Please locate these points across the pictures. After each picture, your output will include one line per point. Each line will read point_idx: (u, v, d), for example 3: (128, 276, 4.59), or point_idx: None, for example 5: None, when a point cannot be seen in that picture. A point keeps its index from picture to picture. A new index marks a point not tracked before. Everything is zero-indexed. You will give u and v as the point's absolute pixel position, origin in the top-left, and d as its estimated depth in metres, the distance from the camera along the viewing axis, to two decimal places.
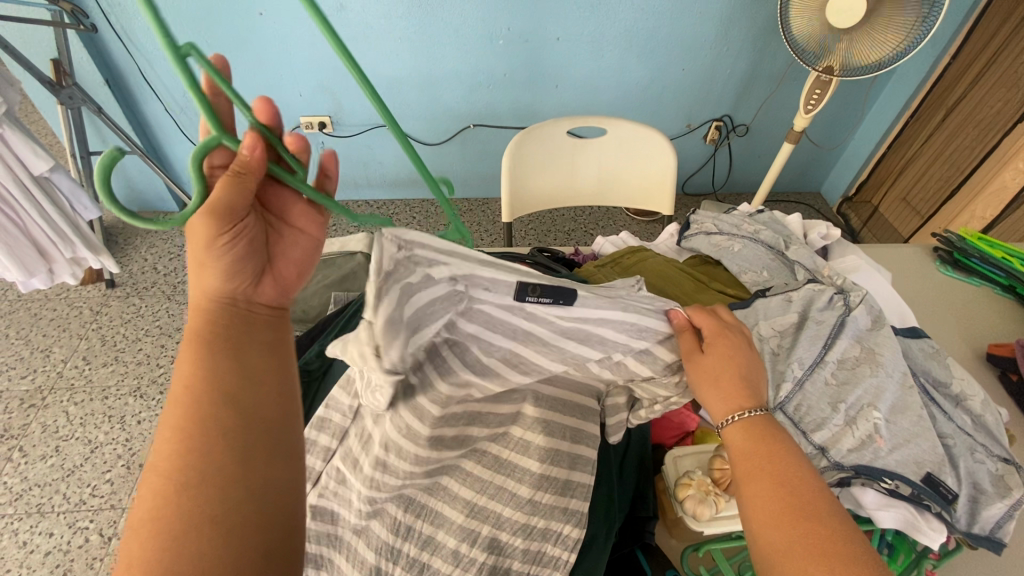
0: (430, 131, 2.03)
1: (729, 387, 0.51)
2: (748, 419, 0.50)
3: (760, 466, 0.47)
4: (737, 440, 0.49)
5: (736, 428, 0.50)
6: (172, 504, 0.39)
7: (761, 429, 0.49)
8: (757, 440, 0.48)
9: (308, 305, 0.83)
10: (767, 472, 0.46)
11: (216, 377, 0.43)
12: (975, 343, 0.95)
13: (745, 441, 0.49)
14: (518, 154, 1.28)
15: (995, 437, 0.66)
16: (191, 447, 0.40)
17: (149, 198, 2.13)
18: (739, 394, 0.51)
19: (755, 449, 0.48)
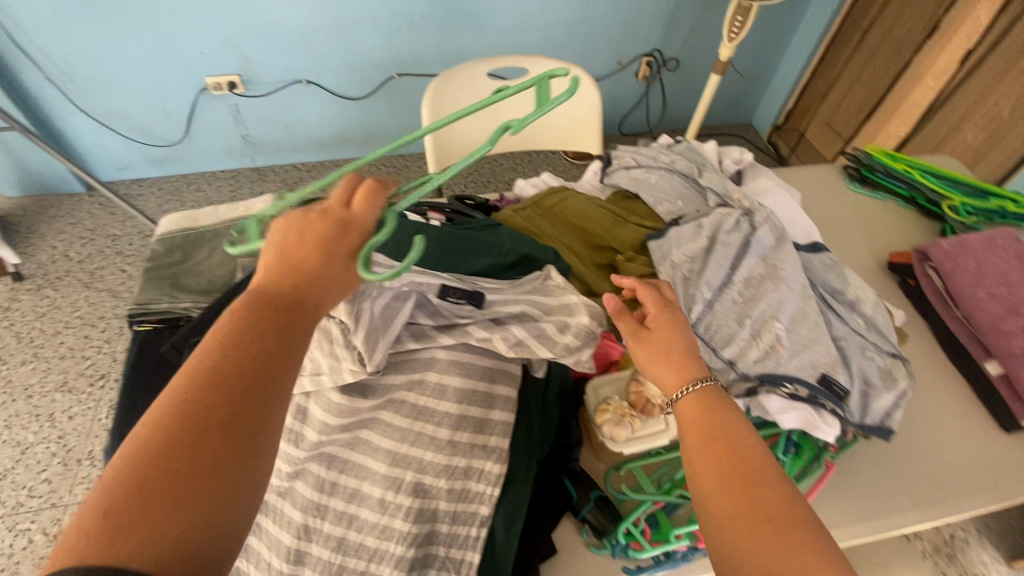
0: (352, 84, 1.92)
1: (678, 362, 0.56)
2: (695, 393, 0.53)
3: (711, 440, 0.49)
4: (690, 415, 0.52)
5: (688, 403, 0.53)
6: (149, 474, 0.32)
7: (709, 401, 0.52)
8: (710, 414, 0.51)
9: (214, 275, 0.78)
10: (719, 446, 0.49)
11: (269, 360, 0.39)
12: (877, 253, 1.01)
13: (696, 416, 0.52)
14: (439, 100, 1.22)
15: (884, 335, 0.71)
16: (204, 419, 0.35)
17: (48, 180, 1.95)
18: (686, 368, 0.55)
19: (704, 423, 0.51)
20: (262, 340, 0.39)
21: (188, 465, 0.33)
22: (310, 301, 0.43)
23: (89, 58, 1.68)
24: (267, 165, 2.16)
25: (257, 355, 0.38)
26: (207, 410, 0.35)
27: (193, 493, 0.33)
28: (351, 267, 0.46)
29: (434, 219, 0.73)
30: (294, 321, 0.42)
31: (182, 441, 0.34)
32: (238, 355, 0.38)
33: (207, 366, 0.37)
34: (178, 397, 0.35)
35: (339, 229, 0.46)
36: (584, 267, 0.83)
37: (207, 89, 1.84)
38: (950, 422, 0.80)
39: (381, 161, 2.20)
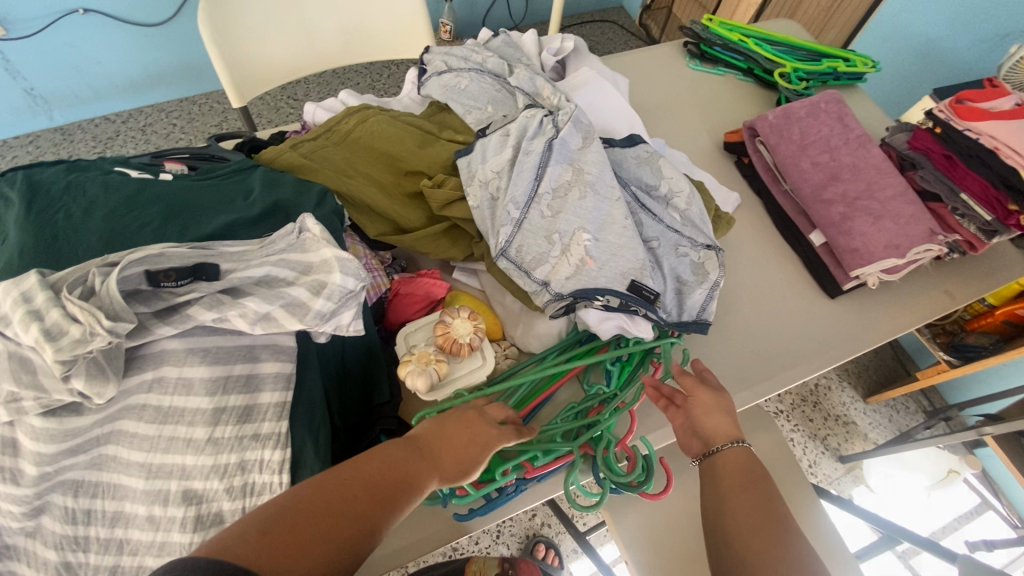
0: (144, 6, 1.57)
1: (724, 427, 0.59)
2: (739, 447, 0.57)
3: (744, 498, 0.53)
4: (732, 461, 0.56)
5: (732, 453, 0.56)
6: (292, 524, 0.38)
7: (748, 458, 0.56)
8: (747, 470, 0.55)
9: None
10: (751, 500, 0.52)
11: (400, 485, 0.46)
12: (715, 135, 0.97)
13: (734, 467, 0.55)
14: (217, 19, 0.99)
15: (699, 227, 0.68)
16: (338, 506, 0.41)
17: None
18: (733, 422, 0.59)
19: (742, 476, 0.54)
20: (403, 469, 0.47)
21: (310, 545, 0.38)
22: (434, 464, 0.50)
23: None
24: (71, 122, 1.80)
25: (396, 472, 0.47)
26: (340, 498, 0.42)
27: (314, 544, 0.38)
28: (476, 446, 0.53)
29: (168, 172, 0.59)
30: (423, 472, 0.49)
31: (319, 516, 0.40)
32: (383, 468, 0.46)
33: (374, 461, 0.46)
34: (335, 470, 0.44)
35: (492, 431, 0.55)
36: (389, 200, 0.72)
37: None
38: (783, 297, 0.81)
39: (213, 99, 1.90)
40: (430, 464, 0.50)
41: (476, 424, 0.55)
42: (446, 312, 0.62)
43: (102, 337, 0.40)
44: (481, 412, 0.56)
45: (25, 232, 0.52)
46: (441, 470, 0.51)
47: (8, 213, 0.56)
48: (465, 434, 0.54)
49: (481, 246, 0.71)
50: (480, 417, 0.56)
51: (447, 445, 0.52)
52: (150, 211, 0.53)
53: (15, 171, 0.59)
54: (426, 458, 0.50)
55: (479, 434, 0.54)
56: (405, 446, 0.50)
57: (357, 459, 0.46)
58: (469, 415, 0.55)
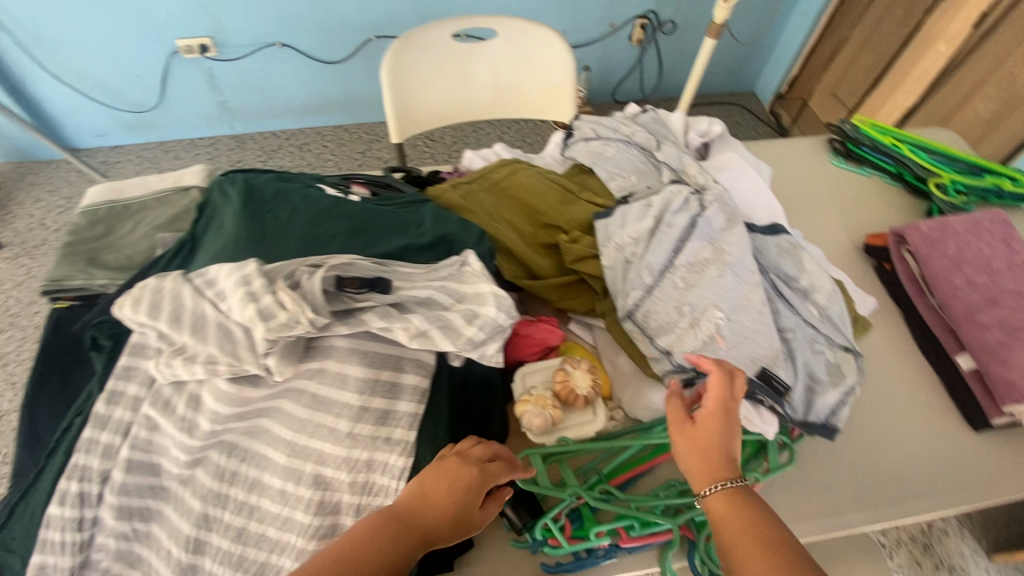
0: (328, 47, 1.84)
1: (701, 469, 0.51)
2: (728, 489, 0.48)
3: (743, 551, 0.44)
4: (725, 508, 0.48)
5: (717, 499, 0.48)
6: None
7: (741, 497, 0.48)
8: (740, 516, 0.46)
9: (133, 251, 0.74)
10: (753, 550, 0.44)
11: (385, 564, 0.44)
12: (854, 235, 0.94)
13: (726, 516, 0.47)
14: (398, 68, 1.15)
15: (837, 326, 0.66)
16: None
17: (26, 146, 1.93)
18: (716, 454, 0.51)
19: (736, 523, 0.46)
20: (384, 545, 0.45)
21: None
22: (421, 527, 0.48)
23: (51, 19, 1.64)
24: (246, 132, 2.10)
25: (381, 547, 0.45)
26: None
27: None
28: (462, 495, 0.50)
29: (355, 194, 0.69)
30: (409, 540, 0.47)
31: None
32: (363, 548, 0.44)
33: (353, 540, 0.45)
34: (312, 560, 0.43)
35: (474, 473, 0.51)
36: (525, 247, 0.76)
37: (179, 53, 1.78)
38: (918, 418, 0.75)
39: (362, 129, 2.13)
40: (416, 532, 0.47)
41: (459, 470, 0.51)
42: (568, 361, 0.65)
43: (303, 325, 0.48)
44: (461, 456, 0.52)
45: (240, 225, 0.63)
46: (430, 533, 0.48)
47: (227, 207, 0.67)
48: (449, 485, 0.50)
49: (604, 304, 0.74)
50: (461, 462, 0.51)
51: (430, 502, 0.49)
52: (341, 225, 0.62)
53: (235, 174, 0.71)
54: (411, 526, 0.47)
55: (466, 484, 0.50)
56: (386, 514, 0.47)
57: (334, 544, 0.44)
58: (448, 461, 0.51)
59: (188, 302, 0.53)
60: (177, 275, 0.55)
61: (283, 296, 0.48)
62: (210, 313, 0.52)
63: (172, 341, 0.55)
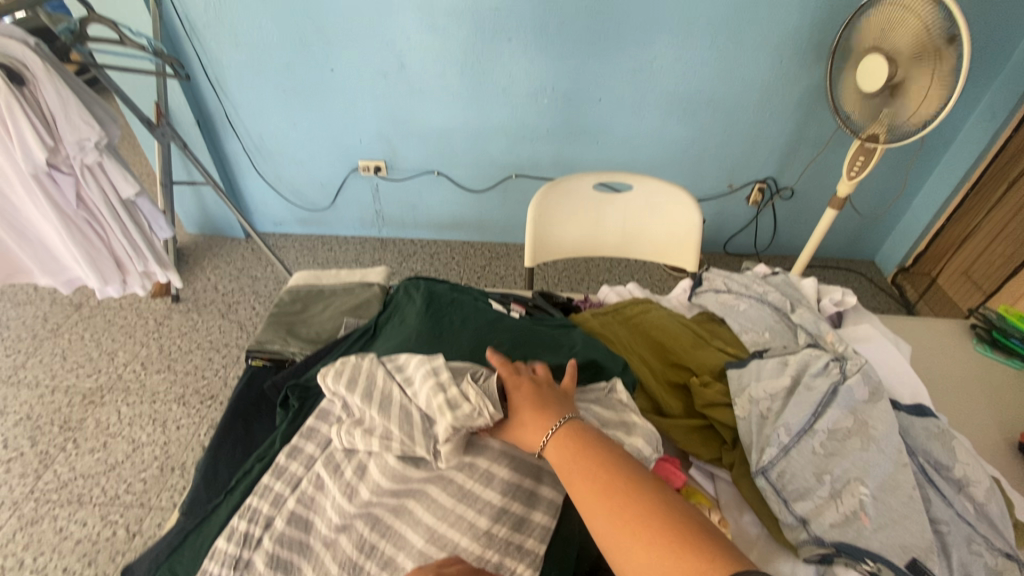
0: (475, 179, 2.17)
1: (533, 429, 0.57)
2: (557, 435, 0.55)
3: (578, 493, 0.50)
4: (559, 458, 0.54)
5: (551, 445, 0.55)
6: None
7: (567, 441, 0.54)
8: (571, 452, 0.53)
9: (322, 328, 0.89)
10: (585, 486, 0.50)
11: None
12: (1009, 431, 0.88)
13: (559, 454, 0.54)
14: (544, 207, 1.34)
15: (999, 530, 0.62)
16: None
17: (221, 225, 2.39)
18: (537, 412, 0.58)
19: (567, 466, 0.53)
20: None
21: None
22: None
23: (276, 137, 2.11)
24: (390, 237, 2.43)
25: None
26: None
27: None
28: None
29: (515, 311, 0.81)
30: None
31: None
32: None
33: None
34: None
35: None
36: (655, 382, 0.81)
37: (357, 171, 2.19)
38: None
39: (486, 247, 2.38)
40: None
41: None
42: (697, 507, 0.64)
43: (486, 418, 0.58)
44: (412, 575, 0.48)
45: (423, 323, 0.75)
46: None
47: (410, 306, 0.80)
48: None
49: (732, 455, 0.74)
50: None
51: None
52: (505, 336, 0.72)
53: (419, 281, 0.85)
54: None
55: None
56: None
57: None
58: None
59: (380, 383, 0.63)
60: (373, 358, 0.67)
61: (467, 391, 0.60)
62: (397, 395, 0.62)
63: (355, 413, 0.65)
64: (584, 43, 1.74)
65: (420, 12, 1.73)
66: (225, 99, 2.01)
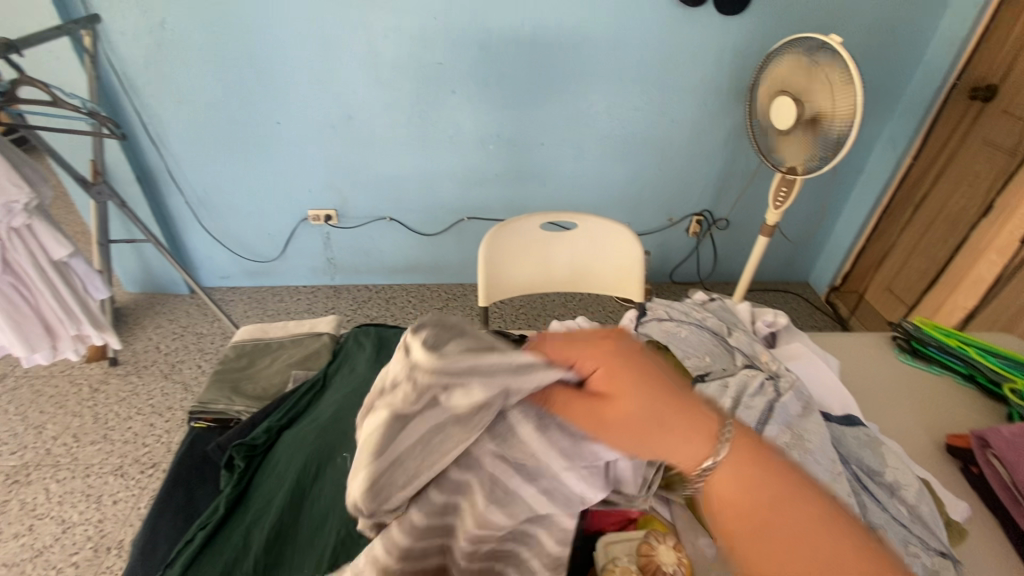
0: (426, 222, 2.19)
1: (671, 443, 0.44)
2: (725, 463, 0.43)
3: (767, 554, 0.39)
4: (731, 492, 0.42)
5: (715, 477, 0.43)
6: None
7: (755, 480, 0.42)
8: (757, 496, 0.41)
9: (269, 383, 0.87)
10: (785, 545, 0.39)
11: None
12: (935, 434, 0.94)
13: (734, 491, 0.42)
14: (494, 247, 1.37)
15: (931, 530, 0.66)
16: None
17: (163, 282, 2.30)
18: (692, 421, 0.44)
19: (757, 514, 0.41)
20: None
21: None
22: None
23: (222, 189, 2.08)
24: (343, 284, 2.40)
25: None
26: None
27: None
28: None
29: None
30: None
31: None
32: None
33: None
34: None
35: None
36: None
37: (307, 220, 2.18)
38: None
39: (442, 289, 2.39)
40: None
41: None
42: (654, 534, 0.66)
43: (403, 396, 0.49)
44: None
45: (373, 370, 0.75)
46: None
47: (360, 353, 0.81)
48: None
49: None
50: None
51: None
52: None
53: (369, 327, 0.85)
54: None
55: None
56: None
57: None
58: None
59: None
60: None
61: (400, 379, 0.50)
62: None
63: None
64: (525, 92, 1.84)
65: (366, 66, 1.79)
66: (167, 154, 1.98)
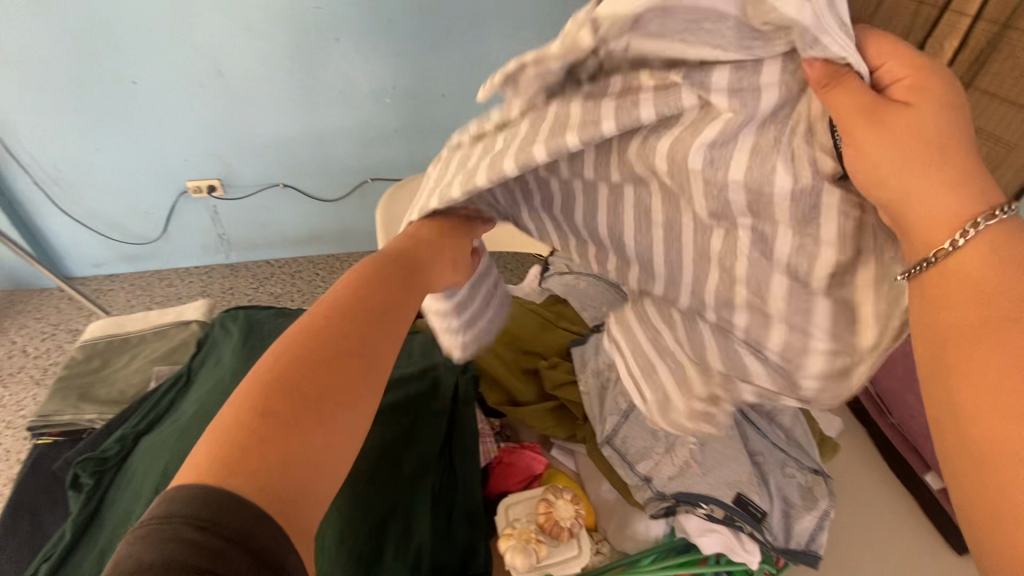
0: (325, 187, 2.03)
1: (928, 183, 0.38)
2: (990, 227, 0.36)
3: (1001, 348, 0.33)
4: (976, 273, 0.36)
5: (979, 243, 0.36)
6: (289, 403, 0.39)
7: (1003, 262, 0.35)
8: (1000, 271, 0.35)
9: (127, 384, 0.77)
10: (1007, 325, 0.34)
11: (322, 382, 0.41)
12: None
13: (979, 254, 0.36)
14: (391, 208, 1.28)
15: (805, 449, 0.70)
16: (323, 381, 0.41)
17: (22, 275, 2.00)
18: (958, 187, 0.37)
19: (992, 289, 0.35)
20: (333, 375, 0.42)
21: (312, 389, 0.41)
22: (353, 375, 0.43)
23: (76, 164, 1.81)
24: (241, 261, 2.20)
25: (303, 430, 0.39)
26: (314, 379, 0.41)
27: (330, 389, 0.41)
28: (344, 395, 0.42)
29: None
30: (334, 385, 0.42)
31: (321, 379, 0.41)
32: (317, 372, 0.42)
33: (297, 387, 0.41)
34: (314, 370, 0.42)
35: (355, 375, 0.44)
36: (508, 373, 0.80)
37: (187, 192, 1.94)
38: (892, 526, 0.75)
39: (353, 258, 2.26)
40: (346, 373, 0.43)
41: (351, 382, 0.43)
42: (550, 490, 0.65)
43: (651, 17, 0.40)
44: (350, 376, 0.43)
45: (240, 360, 0.67)
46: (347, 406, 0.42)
47: (226, 342, 0.72)
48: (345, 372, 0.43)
49: (584, 429, 0.75)
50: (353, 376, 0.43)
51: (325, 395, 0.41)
52: None
53: (237, 311, 0.77)
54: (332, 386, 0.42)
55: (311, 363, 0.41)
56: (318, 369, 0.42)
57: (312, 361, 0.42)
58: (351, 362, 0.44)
59: None
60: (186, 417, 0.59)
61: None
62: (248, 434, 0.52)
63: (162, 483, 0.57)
64: (417, 39, 1.71)
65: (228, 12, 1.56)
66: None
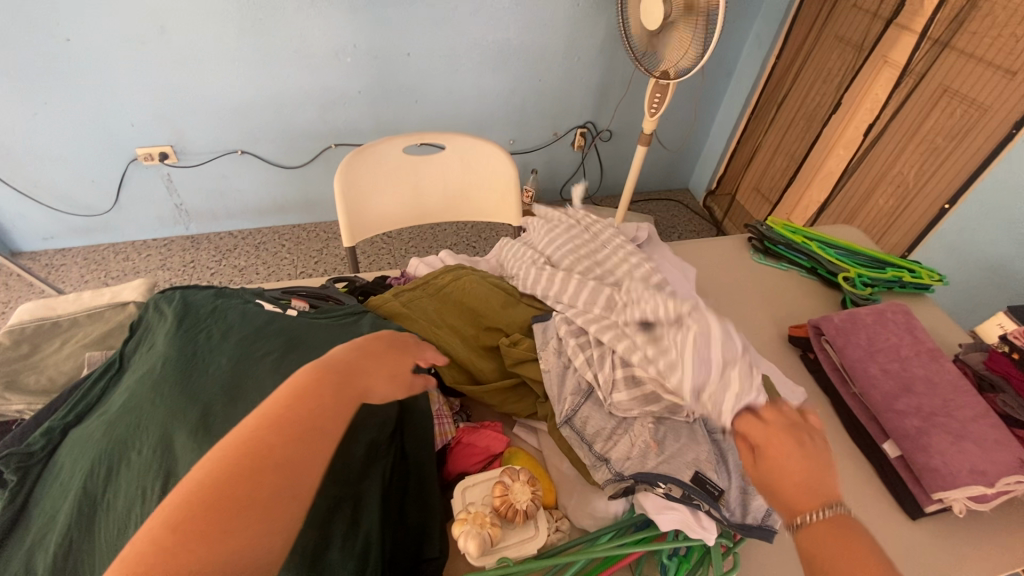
0: (287, 154, 1.93)
1: (790, 495, 0.50)
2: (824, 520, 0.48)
3: None
4: (825, 556, 0.46)
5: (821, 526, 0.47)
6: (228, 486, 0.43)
7: (841, 542, 0.46)
8: (839, 550, 0.46)
9: (58, 371, 0.73)
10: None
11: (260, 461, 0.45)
12: (781, 327, 1.00)
13: (826, 542, 0.47)
14: (350, 176, 1.21)
15: None
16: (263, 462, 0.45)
17: None
18: (815, 494, 0.50)
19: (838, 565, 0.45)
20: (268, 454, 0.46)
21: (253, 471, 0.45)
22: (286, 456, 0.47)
23: (11, 130, 1.67)
24: (202, 233, 2.11)
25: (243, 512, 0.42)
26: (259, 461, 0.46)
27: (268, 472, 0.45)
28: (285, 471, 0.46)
29: (292, 310, 0.74)
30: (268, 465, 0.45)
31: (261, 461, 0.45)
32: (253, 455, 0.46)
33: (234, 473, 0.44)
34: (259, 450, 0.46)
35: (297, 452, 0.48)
36: (468, 351, 0.78)
37: (138, 160, 1.83)
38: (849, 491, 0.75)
39: (320, 228, 2.18)
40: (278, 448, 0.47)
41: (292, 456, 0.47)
42: (507, 473, 0.64)
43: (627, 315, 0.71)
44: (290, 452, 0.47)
45: (174, 344, 0.63)
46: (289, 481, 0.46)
47: (161, 325, 0.68)
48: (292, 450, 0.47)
49: (546, 407, 0.74)
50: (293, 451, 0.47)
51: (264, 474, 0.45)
52: (276, 340, 0.63)
53: (173, 292, 0.72)
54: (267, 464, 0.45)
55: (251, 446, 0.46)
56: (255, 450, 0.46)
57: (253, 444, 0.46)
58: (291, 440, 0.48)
59: None
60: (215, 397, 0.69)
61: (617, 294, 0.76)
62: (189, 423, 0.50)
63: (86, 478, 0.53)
64: None
65: None
66: None
